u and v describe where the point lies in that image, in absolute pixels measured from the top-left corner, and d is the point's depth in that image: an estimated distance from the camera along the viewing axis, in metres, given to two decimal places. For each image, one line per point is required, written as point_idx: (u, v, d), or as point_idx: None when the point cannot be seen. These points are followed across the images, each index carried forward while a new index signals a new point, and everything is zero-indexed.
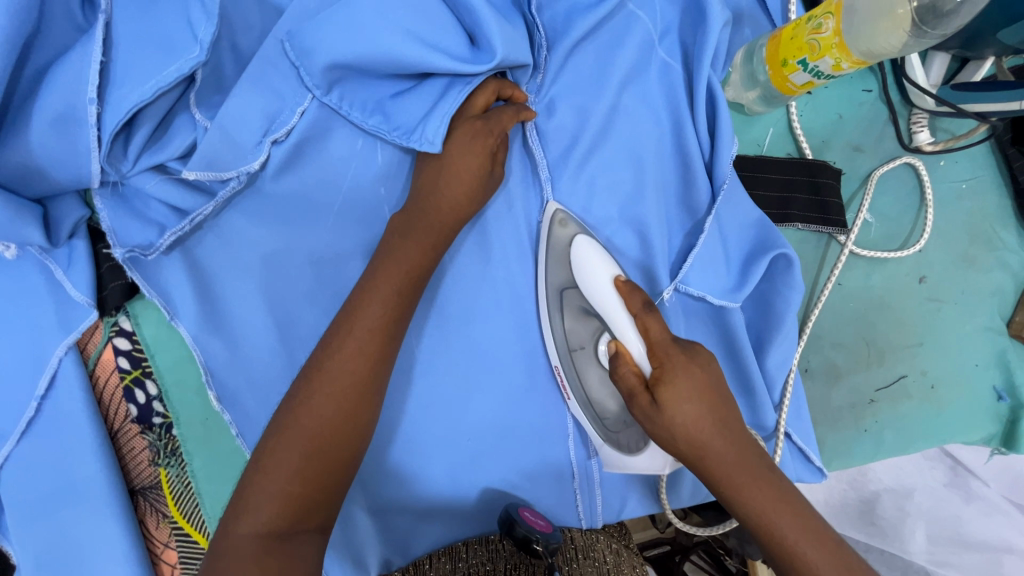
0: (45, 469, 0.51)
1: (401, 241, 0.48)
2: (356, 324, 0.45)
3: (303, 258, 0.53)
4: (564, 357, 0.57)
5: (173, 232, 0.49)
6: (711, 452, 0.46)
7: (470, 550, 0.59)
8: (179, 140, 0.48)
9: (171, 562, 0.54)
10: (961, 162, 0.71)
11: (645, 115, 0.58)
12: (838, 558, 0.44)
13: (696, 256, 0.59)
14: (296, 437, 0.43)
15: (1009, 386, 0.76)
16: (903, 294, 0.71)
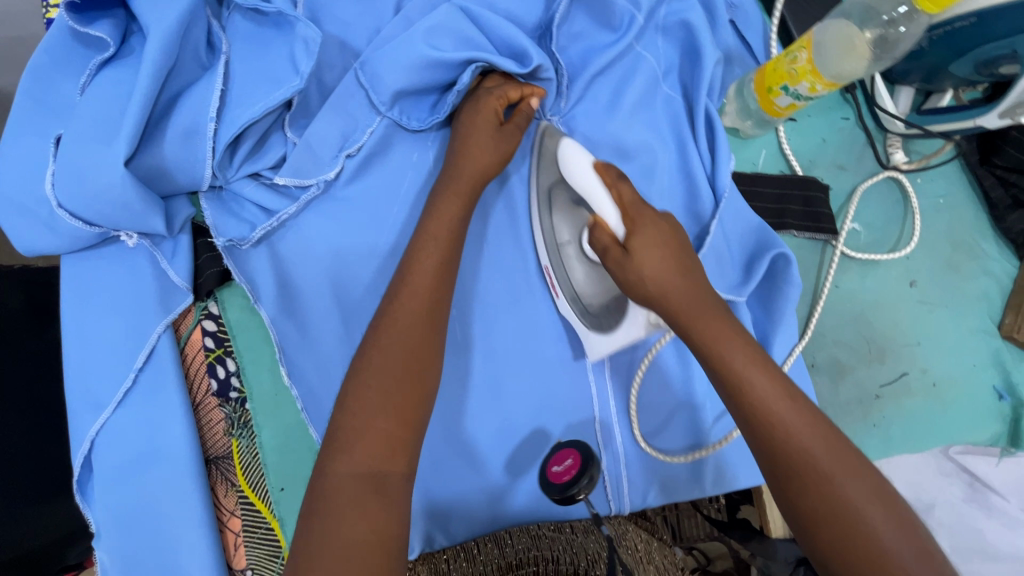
0: (135, 435, 0.57)
1: (444, 196, 0.58)
2: (420, 280, 0.54)
3: (366, 253, 0.62)
4: (552, 251, 0.65)
5: (263, 227, 0.58)
6: (674, 293, 0.54)
7: (513, 535, 0.62)
8: (273, 154, 0.59)
9: (235, 530, 0.60)
10: (936, 180, 0.80)
11: (653, 135, 0.68)
12: (787, 393, 0.51)
13: (705, 253, 0.67)
14: (375, 373, 0.50)
15: (1009, 386, 0.81)
16: (896, 297, 0.78)
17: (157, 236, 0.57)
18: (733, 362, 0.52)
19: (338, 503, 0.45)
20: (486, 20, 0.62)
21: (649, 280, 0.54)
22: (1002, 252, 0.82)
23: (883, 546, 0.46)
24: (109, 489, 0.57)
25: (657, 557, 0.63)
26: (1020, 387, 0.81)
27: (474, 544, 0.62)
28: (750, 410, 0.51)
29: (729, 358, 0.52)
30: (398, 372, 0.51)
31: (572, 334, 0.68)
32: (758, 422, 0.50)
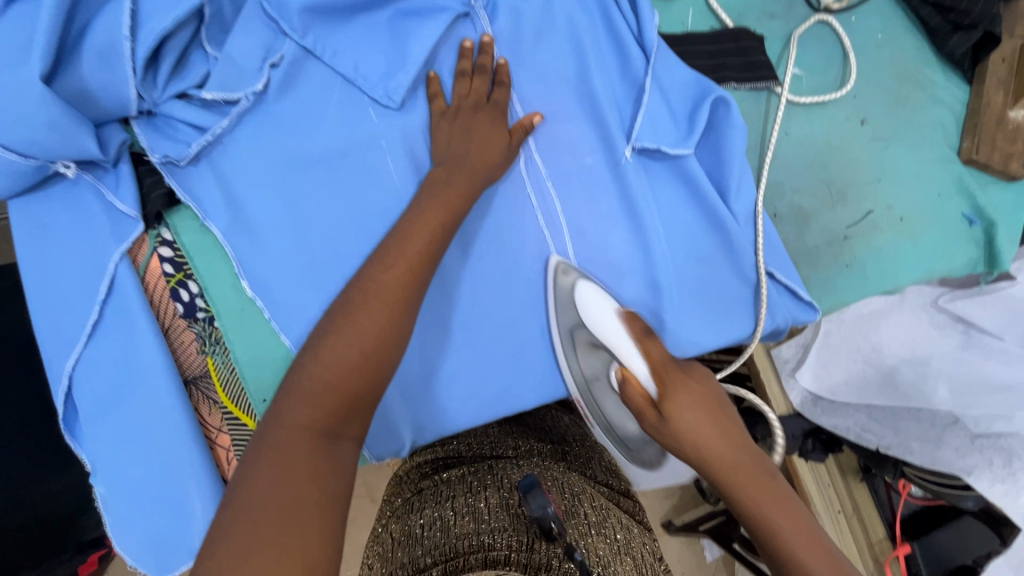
0: (110, 365, 0.58)
1: (447, 173, 0.61)
2: (373, 294, 0.52)
3: (308, 163, 0.63)
4: (583, 389, 0.69)
5: (196, 143, 0.59)
6: (714, 454, 0.59)
7: (493, 512, 0.56)
8: (199, 72, 0.60)
9: (225, 446, 0.61)
10: (871, 17, 0.80)
11: (575, 5, 0.68)
12: (744, 453, 0.60)
13: (643, 114, 0.68)
14: (365, 309, 0.52)
15: (977, 210, 0.81)
16: (848, 137, 0.78)
17: (98, 170, 0.58)
18: (773, 520, 0.55)
19: (279, 444, 0.44)
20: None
21: (688, 442, 0.61)
22: (949, 79, 0.82)
23: None
24: (95, 421, 0.58)
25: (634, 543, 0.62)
26: (988, 208, 0.80)
27: (451, 514, 0.58)
28: (773, 551, 0.54)
29: (765, 513, 0.55)
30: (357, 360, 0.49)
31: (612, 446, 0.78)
32: (786, 565, 0.53)
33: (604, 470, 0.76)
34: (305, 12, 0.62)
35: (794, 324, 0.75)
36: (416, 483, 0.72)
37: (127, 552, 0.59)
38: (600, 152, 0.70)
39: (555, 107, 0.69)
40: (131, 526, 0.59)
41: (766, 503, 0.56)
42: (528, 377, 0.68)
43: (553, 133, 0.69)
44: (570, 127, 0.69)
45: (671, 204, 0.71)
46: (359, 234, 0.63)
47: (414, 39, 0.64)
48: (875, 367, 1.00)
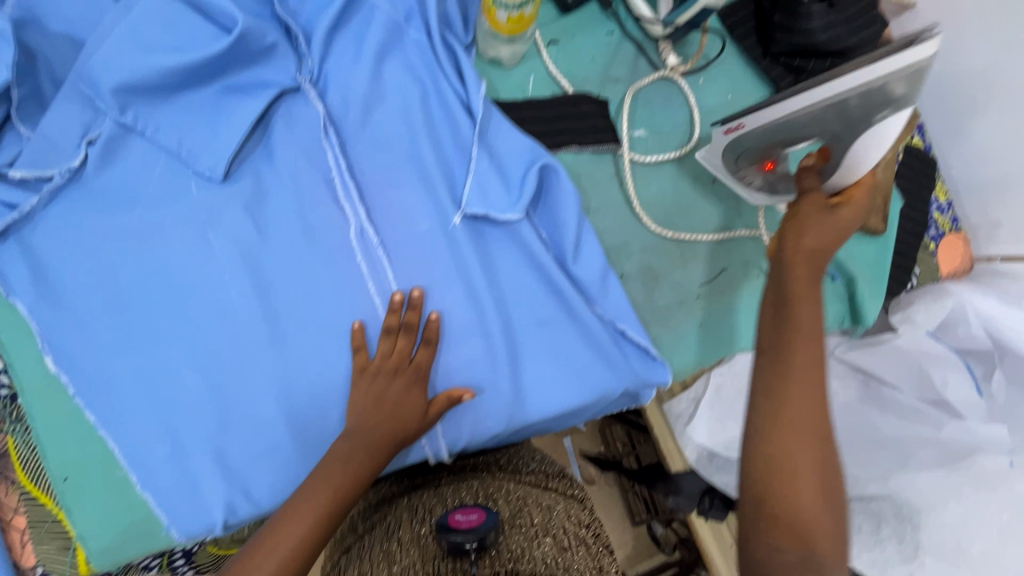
0: None
1: (337, 460, 0.61)
2: (295, 519, 0.58)
3: (124, 234, 0.63)
4: (781, 137, 0.64)
5: (2, 221, 0.60)
6: (800, 276, 0.59)
7: (403, 548, 0.64)
8: (12, 150, 0.61)
9: (21, 527, 0.59)
10: (720, 78, 0.81)
11: (405, 76, 0.70)
12: (835, 241, 0.61)
13: (472, 180, 0.69)
14: (283, 538, 0.58)
15: (838, 265, 0.81)
16: (698, 195, 0.78)
17: None
18: (806, 346, 0.55)
19: None
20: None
21: (789, 254, 0.60)
22: None
23: (811, 535, 0.50)
24: None
25: (553, 518, 0.70)
26: (847, 264, 0.80)
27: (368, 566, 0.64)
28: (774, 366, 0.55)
29: (799, 339, 0.55)
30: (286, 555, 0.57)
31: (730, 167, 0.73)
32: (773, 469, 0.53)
33: (528, 462, 0.87)
34: (115, 95, 0.62)
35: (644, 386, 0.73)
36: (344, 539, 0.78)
37: None
38: (433, 217, 0.69)
39: (387, 174, 0.69)
40: None
41: (779, 426, 0.53)
42: None
43: (386, 199, 0.69)
44: (403, 193, 0.69)
45: (511, 266, 0.71)
46: (174, 305, 0.63)
47: (237, 114, 0.66)
48: None
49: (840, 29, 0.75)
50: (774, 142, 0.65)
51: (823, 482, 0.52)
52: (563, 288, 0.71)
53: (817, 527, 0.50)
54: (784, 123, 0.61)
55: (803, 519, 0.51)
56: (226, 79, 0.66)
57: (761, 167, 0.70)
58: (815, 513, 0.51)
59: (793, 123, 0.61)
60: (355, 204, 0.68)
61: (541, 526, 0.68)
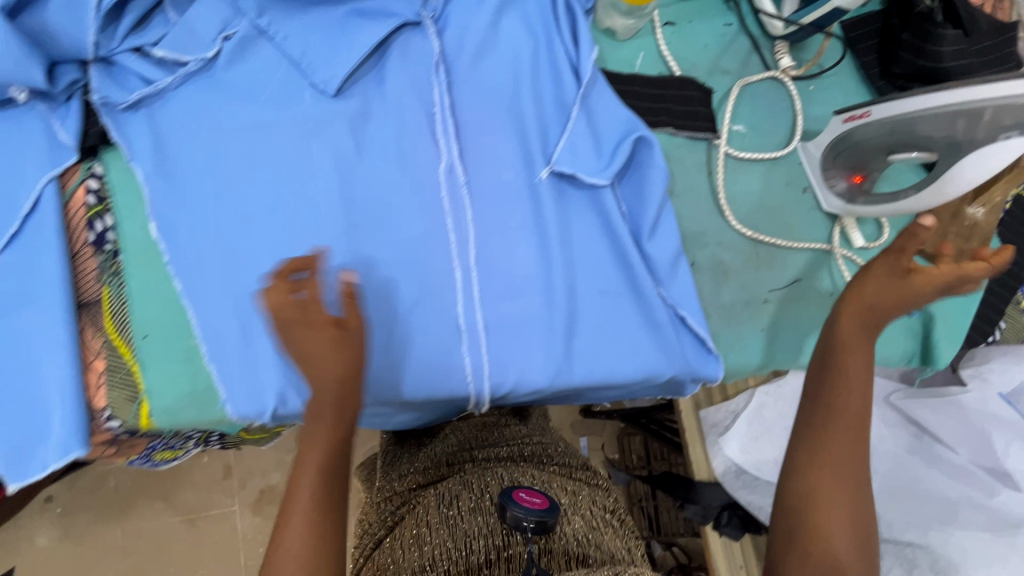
0: (12, 276, 0.63)
1: (337, 410, 0.62)
2: (306, 472, 0.63)
3: (239, 128, 0.67)
4: (885, 137, 0.65)
5: (137, 92, 0.65)
6: (845, 330, 0.62)
7: (437, 527, 0.71)
8: (157, 31, 0.67)
9: (98, 372, 0.64)
10: (831, 89, 0.79)
11: (522, 30, 0.72)
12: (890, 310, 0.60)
13: (566, 140, 0.70)
14: (302, 483, 0.63)
15: (917, 300, 0.77)
16: (785, 200, 0.77)
17: (51, 101, 0.65)
18: (848, 401, 0.60)
19: None
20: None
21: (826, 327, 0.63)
22: None
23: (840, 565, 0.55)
24: None
25: (577, 503, 0.79)
26: (928, 300, 0.77)
27: (399, 553, 0.70)
28: (821, 413, 0.60)
29: (841, 392, 0.60)
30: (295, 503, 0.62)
31: (814, 166, 0.75)
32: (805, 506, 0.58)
33: (551, 453, 0.92)
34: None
35: (693, 379, 0.73)
36: (378, 528, 0.83)
37: None
38: (521, 169, 0.71)
39: (484, 120, 0.71)
40: None
41: (815, 462, 0.59)
42: (405, 369, 0.69)
43: (478, 143, 0.71)
44: (496, 141, 0.71)
45: (587, 230, 0.72)
46: (270, 202, 0.67)
47: (359, 36, 0.69)
48: None
49: (970, 59, 0.73)
50: (872, 140, 0.67)
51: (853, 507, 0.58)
52: (633, 261, 0.71)
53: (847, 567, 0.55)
54: (899, 120, 0.62)
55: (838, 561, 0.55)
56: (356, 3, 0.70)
57: (848, 174, 0.72)
58: (848, 549, 0.56)
59: (911, 122, 0.61)
60: (450, 142, 0.70)
61: (573, 509, 0.76)
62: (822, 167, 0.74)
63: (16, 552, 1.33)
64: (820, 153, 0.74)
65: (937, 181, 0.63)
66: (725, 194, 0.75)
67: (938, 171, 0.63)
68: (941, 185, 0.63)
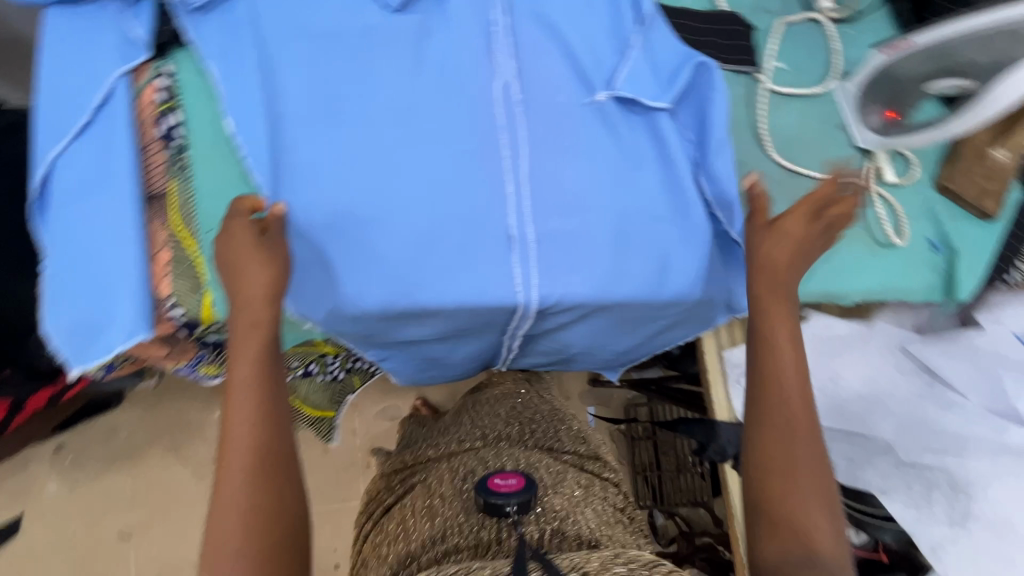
0: (84, 164, 0.65)
1: (241, 337, 0.60)
2: (235, 404, 0.58)
3: (304, 36, 0.69)
4: (925, 65, 0.69)
5: None
6: (767, 278, 0.68)
7: (445, 504, 0.69)
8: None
9: (162, 261, 0.66)
10: (868, 33, 0.82)
11: None
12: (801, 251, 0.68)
13: (627, 67, 0.72)
14: (233, 430, 0.57)
15: (943, 238, 0.81)
16: (820, 136, 0.80)
17: (127, 1, 0.67)
18: (783, 366, 0.66)
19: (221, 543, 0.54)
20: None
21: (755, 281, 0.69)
22: None
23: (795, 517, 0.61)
24: (59, 209, 0.65)
25: (591, 498, 0.75)
26: (953, 237, 0.81)
27: (410, 522, 0.69)
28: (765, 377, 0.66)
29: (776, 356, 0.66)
30: (225, 449, 0.57)
31: (851, 107, 0.79)
32: (763, 464, 0.64)
33: (566, 438, 0.88)
34: None
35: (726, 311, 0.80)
36: (389, 493, 0.83)
37: (51, 334, 0.65)
38: (572, 91, 0.74)
39: (539, 42, 0.74)
40: (63, 308, 0.65)
41: (762, 427, 0.65)
42: (453, 274, 0.68)
43: (532, 64, 0.73)
44: (552, 64, 0.73)
45: (638, 151, 0.74)
46: (332, 105, 0.68)
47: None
48: (827, 395, 0.97)
49: None
50: (911, 70, 0.71)
51: (824, 498, 0.62)
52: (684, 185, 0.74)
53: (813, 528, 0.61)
54: (937, 49, 0.66)
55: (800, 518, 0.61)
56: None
57: (884, 108, 0.77)
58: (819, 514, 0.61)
59: (951, 48, 0.65)
60: (507, 59, 0.72)
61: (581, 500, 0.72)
62: (860, 105, 0.78)
63: (26, 499, 1.34)
64: (858, 91, 0.77)
65: (970, 108, 0.66)
66: (767, 128, 0.79)
67: (973, 98, 0.66)
68: (973, 113, 0.66)
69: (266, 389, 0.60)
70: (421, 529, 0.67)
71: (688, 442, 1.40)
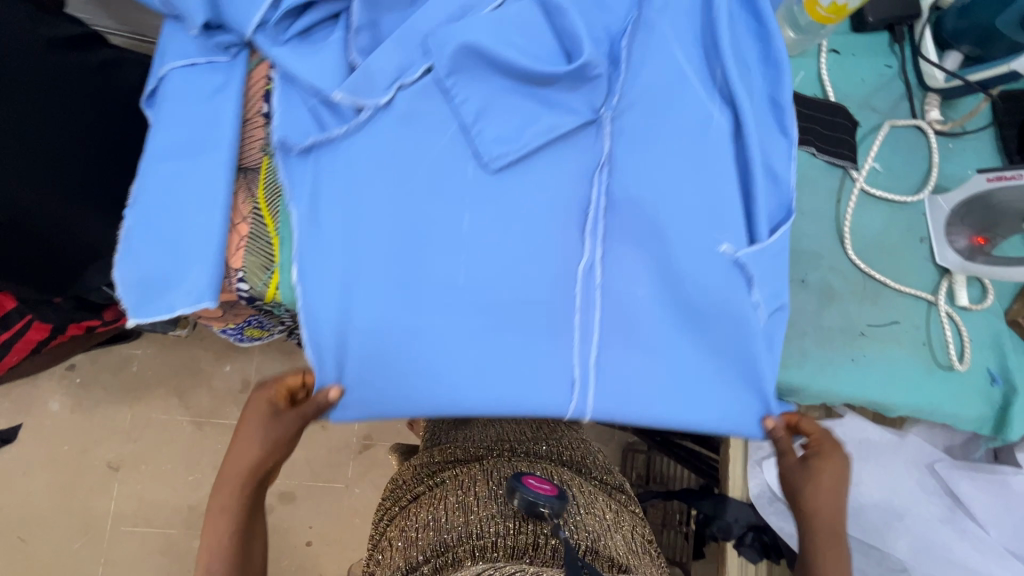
0: (188, 126, 0.66)
1: (230, 457, 0.67)
2: (216, 516, 0.66)
3: (391, 185, 0.65)
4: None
5: (311, 139, 0.63)
6: (818, 504, 0.70)
7: (479, 502, 0.72)
8: (332, 61, 0.64)
9: (240, 234, 0.67)
10: (969, 151, 0.81)
11: (721, 87, 0.69)
12: (833, 515, 0.70)
13: (740, 235, 0.67)
14: (210, 533, 0.65)
15: (1003, 371, 0.79)
16: (901, 244, 0.79)
17: None
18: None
19: None
20: (560, 10, 0.64)
21: (808, 508, 0.71)
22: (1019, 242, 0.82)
23: None
24: (155, 164, 0.66)
25: (615, 523, 0.78)
26: (1015, 373, 0.79)
27: (443, 514, 0.71)
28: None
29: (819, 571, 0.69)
30: (203, 553, 0.64)
31: (935, 225, 0.78)
32: None
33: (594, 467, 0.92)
34: None
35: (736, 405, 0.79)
36: (414, 489, 0.84)
37: (119, 281, 0.66)
38: None
39: (641, 233, 0.68)
40: (136, 261, 0.66)
41: None
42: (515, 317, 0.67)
43: (625, 252, 0.68)
44: (645, 264, 0.68)
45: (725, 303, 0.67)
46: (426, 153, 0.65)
47: (534, 121, 0.65)
48: (845, 498, 0.96)
49: None
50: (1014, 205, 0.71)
51: None
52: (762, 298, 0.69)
53: None
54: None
55: None
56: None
57: (971, 233, 0.76)
58: None
59: None
60: (597, 243, 0.67)
61: (613, 524, 0.76)
62: (946, 225, 0.77)
63: (29, 413, 1.35)
64: (950, 210, 0.77)
65: None
66: (849, 227, 0.78)
67: None
68: None
69: (243, 512, 0.66)
70: (461, 525, 0.68)
71: (681, 505, 1.35)
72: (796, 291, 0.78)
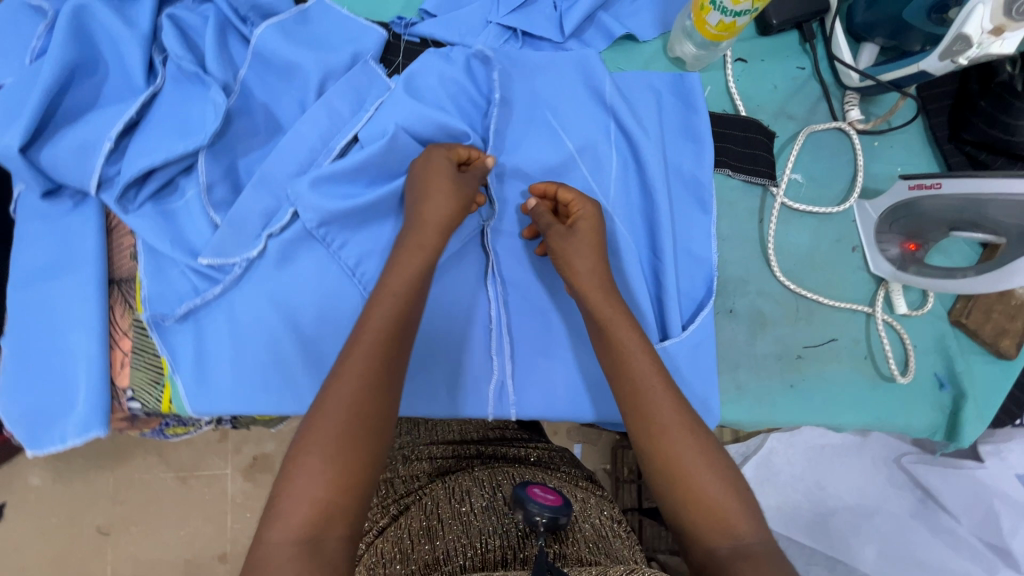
0: (50, 246, 0.62)
1: (406, 257, 0.57)
2: (338, 390, 0.49)
3: (281, 336, 0.64)
4: (954, 216, 0.66)
5: (186, 306, 0.62)
6: (577, 254, 0.61)
7: (444, 522, 0.57)
8: (197, 225, 0.62)
9: (124, 350, 0.63)
10: (896, 148, 0.77)
11: (610, 169, 0.70)
12: (599, 272, 0.61)
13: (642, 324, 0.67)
14: (318, 442, 0.46)
15: (951, 375, 0.76)
16: (832, 256, 0.75)
17: None
18: (650, 413, 0.53)
19: None
20: (426, 126, 0.64)
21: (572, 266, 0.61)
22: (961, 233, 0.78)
23: (720, 504, 0.49)
24: (21, 289, 0.62)
25: (592, 515, 0.63)
26: (962, 376, 0.75)
27: (408, 539, 0.56)
28: (627, 396, 0.55)
29: (627, 369, 0.56)
30: (332, 440, 0.46)
31: (864, 235, 0.74)
32: (670, 480, 0.51)
33: (555, 460, 0.75)
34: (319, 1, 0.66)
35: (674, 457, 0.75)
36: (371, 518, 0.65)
37: (5, 416, 0.62)
38: None
39: (543, 344, 0.69)
40: (16, 396, 0.62)
41: (660, 448, 0.52)
42: (426, 406, 0.67)
43: (536, 366, 0.69)
44: (556, 371, 0.69)
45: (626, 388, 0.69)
46: (314, 264, 0.65)
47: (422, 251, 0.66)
48: (812, 505, 0.95)
49: None
50: (938, 214, 0.67)
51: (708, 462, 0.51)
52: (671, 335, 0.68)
53: (722, 508, 0.49)
54: (973, 199, 0.62)
55: (712, 500, 0.50)
56: (414, 26, 0.69)
57: (901, 241, 0.72)
58: (726, 493, 0.50)
59: (986, 203, 0.62)
60: (504, 361, 0.68)
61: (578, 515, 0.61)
62: (878, 235, 0.73)
63: (8, 489, 1.02)
64: (879, 219, 0.72)
65: (994, 269, 0.63)
66: (774, 247, 0.74)
67: (1000, 260, 0.64)
68: (997, 274, 0.63)
69: (370, 401, 0.49)
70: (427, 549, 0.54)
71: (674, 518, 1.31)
72: (725, 322, 0.74)
